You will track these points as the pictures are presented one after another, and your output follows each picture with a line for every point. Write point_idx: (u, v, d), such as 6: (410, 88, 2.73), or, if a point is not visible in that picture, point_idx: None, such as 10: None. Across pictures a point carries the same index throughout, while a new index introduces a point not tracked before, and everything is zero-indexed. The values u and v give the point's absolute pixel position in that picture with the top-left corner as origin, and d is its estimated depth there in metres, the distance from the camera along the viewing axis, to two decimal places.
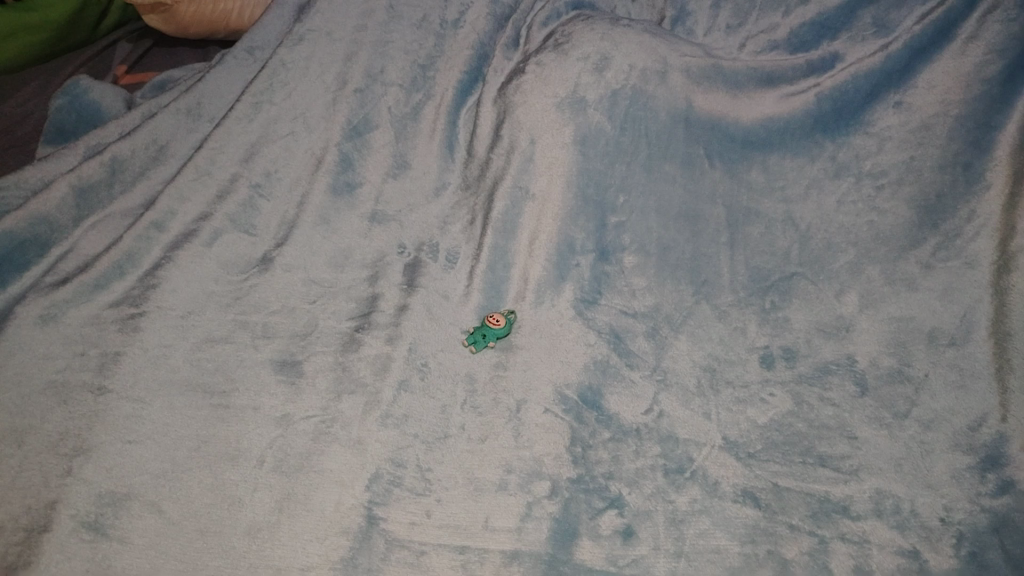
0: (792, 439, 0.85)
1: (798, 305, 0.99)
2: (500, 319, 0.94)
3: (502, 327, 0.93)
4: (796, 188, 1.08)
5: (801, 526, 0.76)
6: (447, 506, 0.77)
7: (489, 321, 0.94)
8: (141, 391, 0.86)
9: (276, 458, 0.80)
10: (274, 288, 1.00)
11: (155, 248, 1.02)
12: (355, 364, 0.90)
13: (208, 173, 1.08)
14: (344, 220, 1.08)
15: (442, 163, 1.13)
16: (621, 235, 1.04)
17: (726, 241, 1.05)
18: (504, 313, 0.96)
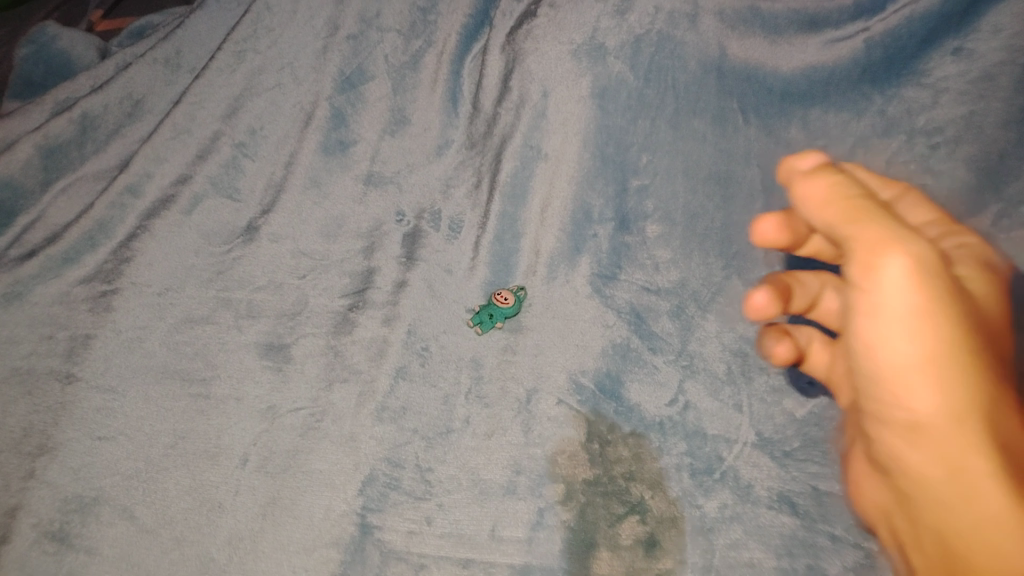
0: (836, 435, 0.75)
1: None
2: (508, 297, 0.85)
3: (511, 306, 0.85)
4: (840, 145, 0.93)
5: (845, 537, 0.67)
6: (449, 513, 0.69)
7: (496, 299, 0.85)
8: (113, 380, 0.78)
9: (260, 457, 0.73)
10: (260, 261, 0.91)
11: (130, 217, 0.93)
12: (348, 348, 0.82)
13: (187, 131, 0.96)
14: (337, 183, 0.98)
15: (445, 119, 0.99)
16: (643, 201, 0.94)
17: (761, 207, 0.92)
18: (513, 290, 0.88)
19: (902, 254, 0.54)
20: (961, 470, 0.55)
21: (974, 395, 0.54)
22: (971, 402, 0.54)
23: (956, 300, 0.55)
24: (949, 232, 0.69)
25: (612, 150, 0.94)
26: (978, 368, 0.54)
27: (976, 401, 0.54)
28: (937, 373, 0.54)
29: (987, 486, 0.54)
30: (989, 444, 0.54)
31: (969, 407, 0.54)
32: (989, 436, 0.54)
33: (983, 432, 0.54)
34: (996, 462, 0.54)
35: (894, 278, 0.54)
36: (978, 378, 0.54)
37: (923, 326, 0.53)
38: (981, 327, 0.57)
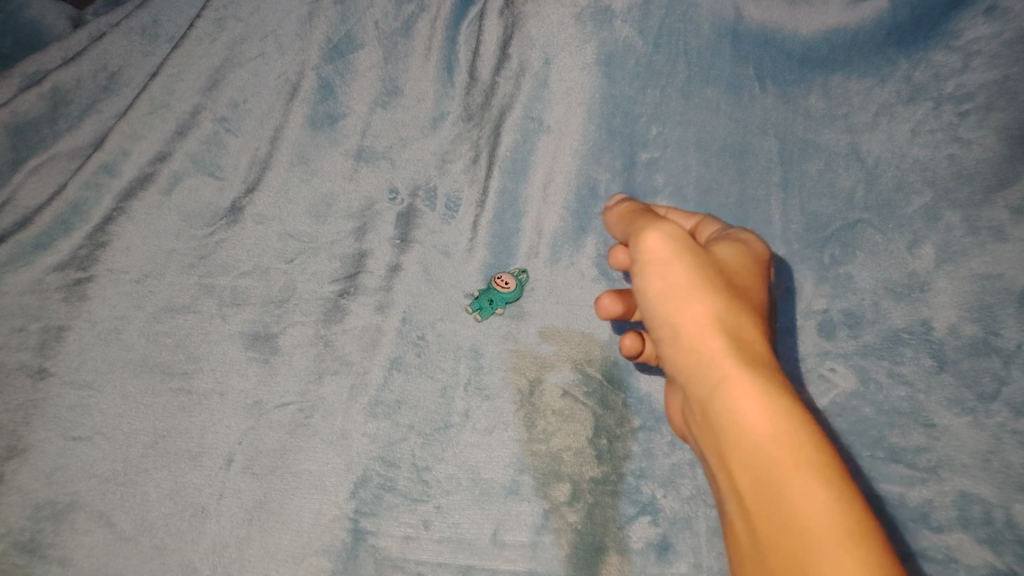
0: (858, 427, 0.72)
1: (864, 259, 0.82)
2: (509, 282, 0.80)
3: (512, 292, 0.80)
4: (863, 115, 0.88)
5: None
6: (447, 516, 0.65)
7: (496, 285, 0.80)
8: (89, 375, 0.73)
9: (246, 457, 0.68)
10: (246, 244, 0.86)
11: (106, 199, 0.85)
12: (339, 338, 0.77)
13: (165, 105, 0.88)
14: (326, 159, 0.90)
15: (441, 89, 0.90)
16: (653, 175, 0.90)
17: (778, 182, 0.89)
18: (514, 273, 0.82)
19: (659, 229, 0.56)
20: (755, 401, 0.50)
21: (744, 333, 0.53)
22: (739, 334, 0.53)
23: (708, 258, 0.55)
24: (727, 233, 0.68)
25: (620, 121, 0.90)
26: (736, 306, 0.54)
27: (741, 335, 0.53)
28: (688, 303, 0.53)
29: (781, 416, 0.50)
30: (767, 381, 0.51)
31: (737, 340, 0.53)
32: (761, 370, 0.52)
33: (758, 367, 0.52)
34: (777, 395, 0.50)
35: (654, 235, 0.56)
36: (744, 316, 0.54)
37: (672, 268, 0.54)
38: (757, 284, 0.59)
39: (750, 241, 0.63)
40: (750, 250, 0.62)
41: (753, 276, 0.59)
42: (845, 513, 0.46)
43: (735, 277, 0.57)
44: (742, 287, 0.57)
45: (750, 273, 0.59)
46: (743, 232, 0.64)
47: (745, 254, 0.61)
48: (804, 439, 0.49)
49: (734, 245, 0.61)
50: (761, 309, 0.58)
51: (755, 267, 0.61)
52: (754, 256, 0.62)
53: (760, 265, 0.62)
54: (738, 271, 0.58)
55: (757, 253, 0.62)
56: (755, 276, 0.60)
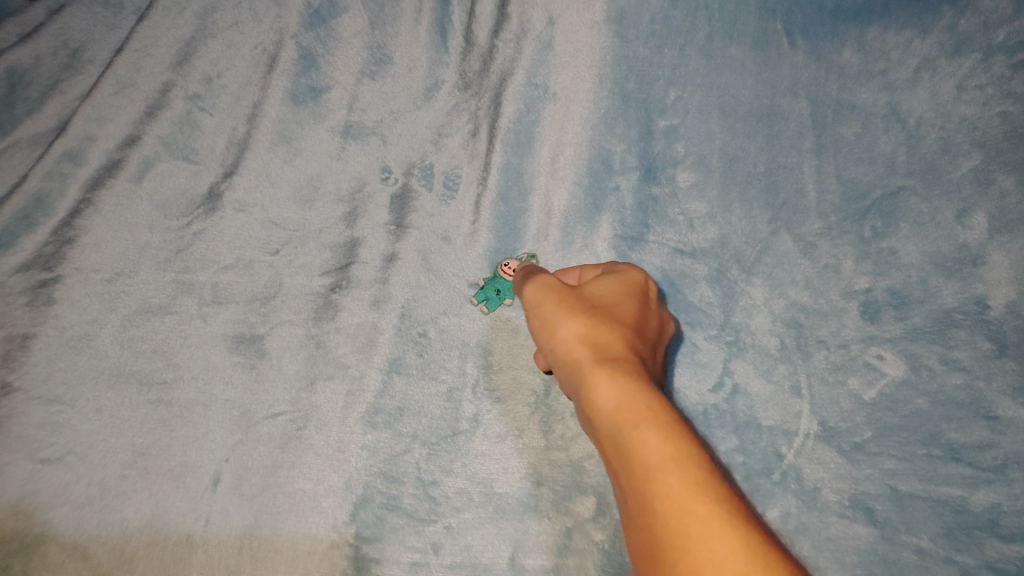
0: (911, 423, 0.64)
1: (908, 232, 0.73)
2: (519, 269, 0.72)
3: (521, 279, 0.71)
4: (901, 71, 0.79)
5: (934, 551, 0.59)
6: (459, 537, 0.59)
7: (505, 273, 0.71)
8: (58, 389, 0.66)
9: (235, 475, 0.61)
10: (225, 235, 0.77)
11: (72, 188, 0.77)
12: (333, 338, 0.70)
13: (133, 83, 0.82)
14: (310, 137, 0.82)
15: (434, 56, 0.84)
16: (673, 144, 0.80)
17: (812, 147, 0.79)
18: (521, 260, 0.75)
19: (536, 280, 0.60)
20: (615, 403, 0.48)
21: (611, 344, 0.52)
22: (605, 346, 0.52)
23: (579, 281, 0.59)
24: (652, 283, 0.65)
25: (634, 85, 0.83)
26: (602, 323, 0.53)
27: (607, 349, 0.51)
28: (562, 322, 0.54)
29: (644, 414, 0.47)
30: (636, 387, 0.48)
31: (601, 353, 0.51)
32: (626, 379, 0.49)
33: (625, 376, 0.49)
34: (642, 397, 0.48)
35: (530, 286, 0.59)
36: (609, 331, 0.53)
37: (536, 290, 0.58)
38: (642, 307, 0.57)
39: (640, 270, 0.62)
40: (632, 275, 0.60)
41: (637, 298, 0.57)
42: (708, 506, 0.42)
43: (607, 300, 0.56)
44: (616, 310, 0.55)
45: (631, 295, 0.57)
46: (626, 263, 0.63)
47: (628, 278, 0.59)
48: (664, 427, 0.46)
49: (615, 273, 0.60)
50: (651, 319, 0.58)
51: (642, 291, 0.59)
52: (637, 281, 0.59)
53: (649, 294, 0.59)
54: (611, 292, 0.57)
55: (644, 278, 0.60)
56: (638, 300, 0.57)
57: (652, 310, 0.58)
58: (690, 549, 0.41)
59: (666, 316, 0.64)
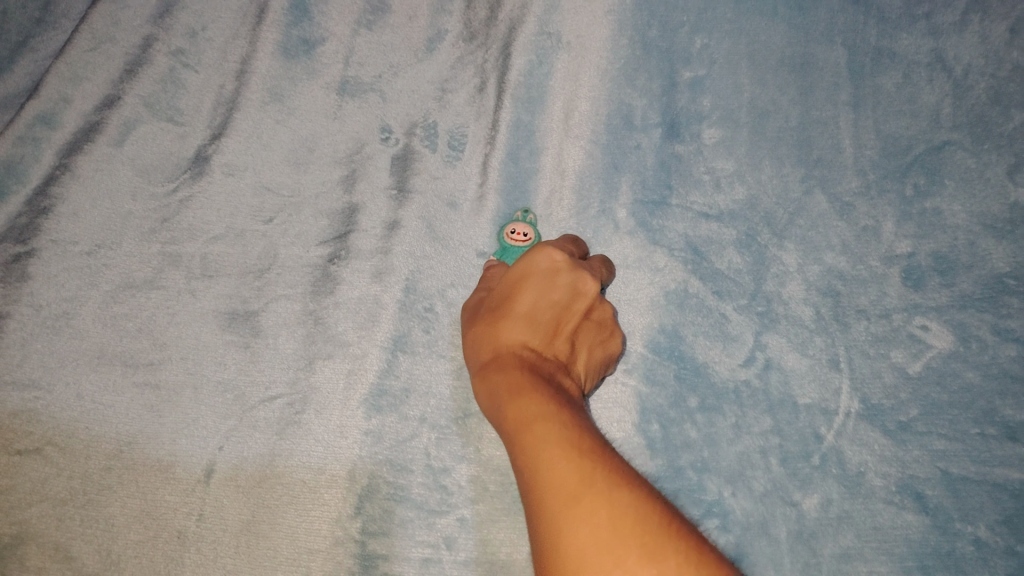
0: (962, 398, 0.59)
1: (954, 191, 0.69)
2: (525, 233, 0.67)
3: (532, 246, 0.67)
4: (947, 14, 0.74)
5: (991, 541, 0.54)
6: (474, 532, 0.55)
7: (513, 240, 0.67)
8: (34, 372, 0.60)
9: (230, 468, 0.57)
10: (214, 203, 0.71)
11: (46, 154, 0.72)
12: (332, 314, 0.65)
13: (110, 39, 0.76)
14: (302, 94, 0.76)
15: (435, 3, 0.78)
16: (698, 98, 0.74)
17: (849, 101, 0.73)
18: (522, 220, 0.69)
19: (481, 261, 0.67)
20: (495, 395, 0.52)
21: (499, 337, 0.56)
22: (492, 342, 0.56)
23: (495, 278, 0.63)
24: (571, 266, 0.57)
25: (657, 33, 0.75)
26: (492, 325, 0.57)
27: (492, 345, 0.56)
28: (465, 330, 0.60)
29: (514, 393, 0.51)
30: (506, 367, 0.53)
31: (486, 349, 0.56)
32: (500, 372, 0.53)
33: (498, 370, 0.54)
34: (512, 381, 0.52)
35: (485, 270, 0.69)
36: (500, 326, 0.57)
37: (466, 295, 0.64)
38: (544, 287, 0.56)
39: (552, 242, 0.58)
40: (535, 262, 0.57)
41: (537, 283, 0.56)
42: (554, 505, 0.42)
43: (503, 291, 0.58)
44: (507, 305, 0.57)
45: (526, 280, 0.57)
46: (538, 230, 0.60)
47: (528, 264, 0.57)
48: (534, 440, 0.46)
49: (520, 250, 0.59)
50: (558, 295, 0.57)
51: (544, 271, 0.56)
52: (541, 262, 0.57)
53: (557, 274, 0.56)
54: (509, 281, 0.58)
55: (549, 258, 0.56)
56: (540, 280, 0.56)
57: (561, 282, 0.57)
58: (535, 484, 0.44)
59: (587, 283, 0.57)
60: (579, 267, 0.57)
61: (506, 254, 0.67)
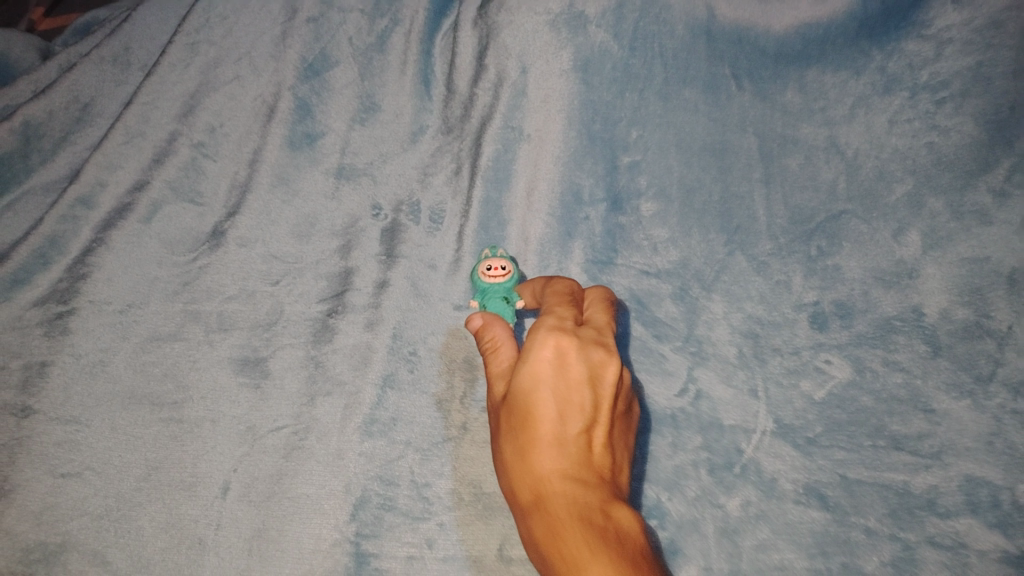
0: (858, 418, 0.70)
1: (850, 250, 0.82)
2: (503, 267, 0.70)
3: (512, 275, 0.70)
4: (839, 108, 0.89)
5: (879, 529, 0.63)
6: (451, 533, 0.64)
7: (491, 278, 0.70)
8: (75, 410, 0.71)
9: (243, 485, 0.67)
10: (228, 269, 0.84)
11: (84, 230, 0.85)
12: (330, 358, 0.76)
13: (141, 134, 0.90)
14: (306, 179, 0.90)
15: (418, 103, 0.94)
16: (636, 177, 0.89)
17: (761, 177, 0.88)
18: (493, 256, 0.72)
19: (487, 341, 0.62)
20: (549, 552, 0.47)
21: (535, 470, 0.51)
22: (530, 477, 0.51)
23: (508, 367, 0.58)
24: (583, 354, 0.54)
25: (600, 127, 0.91)
26: (522, 454, 0.52)
27: (530, 481, 0.51)
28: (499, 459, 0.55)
29: (568, 554, 0.45)
30: (553, 510, 0.48)
31: (524, 484, 0.52)
32: (546, 517, 0.49)
33: (544, 516, 0.49)
34: (561, 531, 0.47)
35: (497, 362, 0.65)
36: (532, 455, 0.52)
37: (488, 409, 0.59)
38: (559, 389, 0.52)
39: (550, 328, 0.55)
40: (540, 361, 0.53)
41: (550, 384, 0.53)
42: None
43: (520, 405, 0.53)
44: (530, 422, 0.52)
45: (539, 384, 0.53)
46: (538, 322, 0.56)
47: (534, 366, 0.53)
48: None
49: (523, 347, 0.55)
50: (577, 396, 0.52)
51: (551, 365, 0.53)
52: (545, 358, 0.53)
53: (567, 364, 0.53)
54: (522, 392, 0.53)
55: (549, 349, 0.53)
56: (552, 382, 0.52)
57: (573, 376, 0.53)
58: None
59: (604, 365, 0.54)
60: (590, 351, 0.54)
61: (487, 292, 0.70)
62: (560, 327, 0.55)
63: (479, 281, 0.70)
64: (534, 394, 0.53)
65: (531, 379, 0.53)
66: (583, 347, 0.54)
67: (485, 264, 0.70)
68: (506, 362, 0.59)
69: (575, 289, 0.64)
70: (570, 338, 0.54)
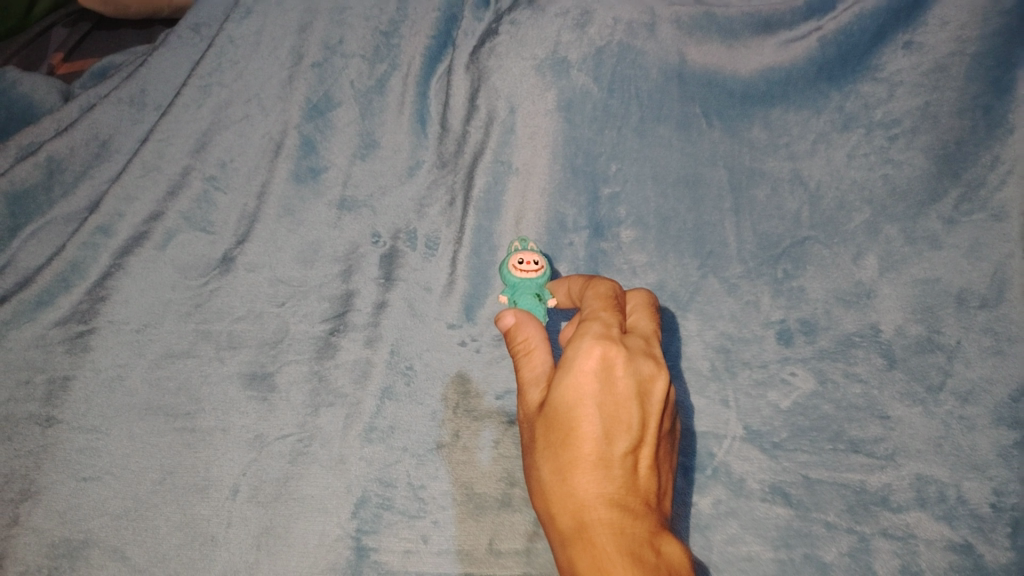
0: (820, 424, 0.76)
1: (813, 273, 0.89)
2: (534, 263, 0.76)
3: (542, 271, 0.76)
4: (802, 144, 0.97)
5: (838, 523, 0.69)
6: (444, 529, 0.70)
7: (521, 272, 0.75)
8: (96, 419, 0.77)
9: (251, 487, 0.72)
10: (238, 292, 0.90)
11: (103, 256, 0.92)
12: (332, 372, 0.82)
13: (157, 168, 0.97)
14: (310, 210, 0.97)
15: (414, 140, 1.01)
16: (616, 208, 0.97)
17: (731, 207, 0.95)
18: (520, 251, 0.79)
19: (521, 346, 0.65)
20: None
21: (578, 493, 0.54)
22: (573, 500, 0.54)
23: (545, 374, 0.62)
24: (629, 369, 0.56)
25: (582, 160, 0.98)
26: (563, 474, 0.55)
27: (573, 503, 0.54)
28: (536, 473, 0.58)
29: None
30: (597, 539, 0.52)
31: (566, 506, 0.55)
32: (591, 545, 0.52)
33: (588, 545, 0.52)
34: (605, 563, 0.50)
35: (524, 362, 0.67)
36: (575, 475, 0.55)
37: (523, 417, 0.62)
38: (604, 405, 0.55)
39: (596, 339, 0.58)
40: (584, 372, 0.56)
41: (595, 400, 0.55)
42: None
43: (562, 417, 0.56)
44: (572, 442, 0.55)
45: (584, 399, 0.55)
46: (586, 334, 0.59)
47: (578, 379, 0.56)
48: None
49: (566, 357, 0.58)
50: (623, 413, 0.56)
51: (596, 378, 0.56)
52: (591, 370, 0.56)
53: (612, 379, 0.56)
54: (564, 404, 0.56)
55: (595, 360, 0.56)
56: (598, 396, 0.55)
57: (620, 392, 0.56)
58: None
59: (650, 384, 0.57)
60: (635, 364, 0.57)
61: (518, 286, 0.75)
62: (607, 340, 0.57)
63: (510, 276, 0.75)
64: (579, 410, 0.55)
65: (576, 394, 0.56)
66: (630, 361, 0.57)
67: (517, 259, 0.76)
68: (541, 372, 0.62)
69: (616, 292, 0.68)
70: (619, 351, 0.57)
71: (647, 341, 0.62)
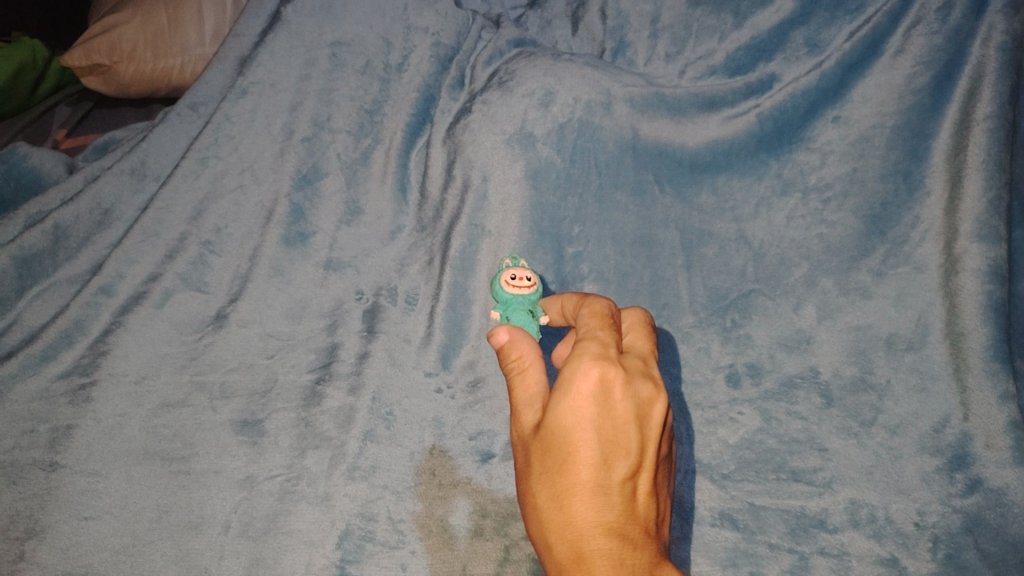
0: (764, 456, 0.85)
1: (758, 321, 0.98)
2: (527, 279, 0.84)
3: (533, 287, 0.84)
4: (746, 207, 1.07)
5: (780, 544, 0.77)
6: (422, 558, 0.76)
7: (515, 289, 0.83)
8: (96, 464, 0.83)
9: (242, 523, 0.78)
10: (230, 346, 0.97)
11: (105, 313, 0.99)
12: (318, 418, 0.88)
13: (156, 234, 1.05)
14: (299, 270, 1.05)
15: (396, 207, 1.11)
16: (579, 264, 1.06)
17: (683, 263, 1.05)
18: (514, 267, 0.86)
19: (519, 366, 0.69)
20: None
21: (577, 522, 0.57)
22: (571, 528, 0.57)
23: (538, 394, 0.66)
24: (627, 392, 0.60)
25: (548, 224, 1.07)
26: (562, 501, 0.58)
27: (571, 532, 0.57)
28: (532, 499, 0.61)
29: None
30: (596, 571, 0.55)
31: (564, 534, 0.58)
32: None
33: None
34: None
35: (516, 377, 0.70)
36: (573, 503, 0.58)
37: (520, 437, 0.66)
38: (601, 428, 0.59)
39: (594, 360, 0.61)
40: (582, 396, 0.59)
41: (593, 426, 0.58)
42: None
43: (560, 442, 0.59)
44: (569, 469, 0.58)
45: (581, 425, 0.58)
46: (585, 355, 0.62)
47: (577, 403, 0.59)
48: None
49: (565, 377, 0.61)
50: (622, 438, 0.59)
51: (593, 401, 0.59)
52: (588, 393, 0.59)
53: (611, 405, 0.59)
54: (562, 427, 0.59)
55: (592, 382, 0.59)
56: (595, 420, 0.59)
57: (619, 416, 0.59)
58: None
59: (649, 408, 0.61)
60: (632, 387, 0.61)
61: (511, 303, 0.83)
62: (605, 362, 0.61)
63: (503, 291, 0.83)
64: (579, 433, 0.58)
65: (575, 417, 0.59)
66: (628, 384, 0.61)
67: (509, 276, 0.84)
68: (538, 394, 0.66)
69: (612, 310, 0.74)
70: (616, 374, 0.60)
71: (643, 363, 0.66)
